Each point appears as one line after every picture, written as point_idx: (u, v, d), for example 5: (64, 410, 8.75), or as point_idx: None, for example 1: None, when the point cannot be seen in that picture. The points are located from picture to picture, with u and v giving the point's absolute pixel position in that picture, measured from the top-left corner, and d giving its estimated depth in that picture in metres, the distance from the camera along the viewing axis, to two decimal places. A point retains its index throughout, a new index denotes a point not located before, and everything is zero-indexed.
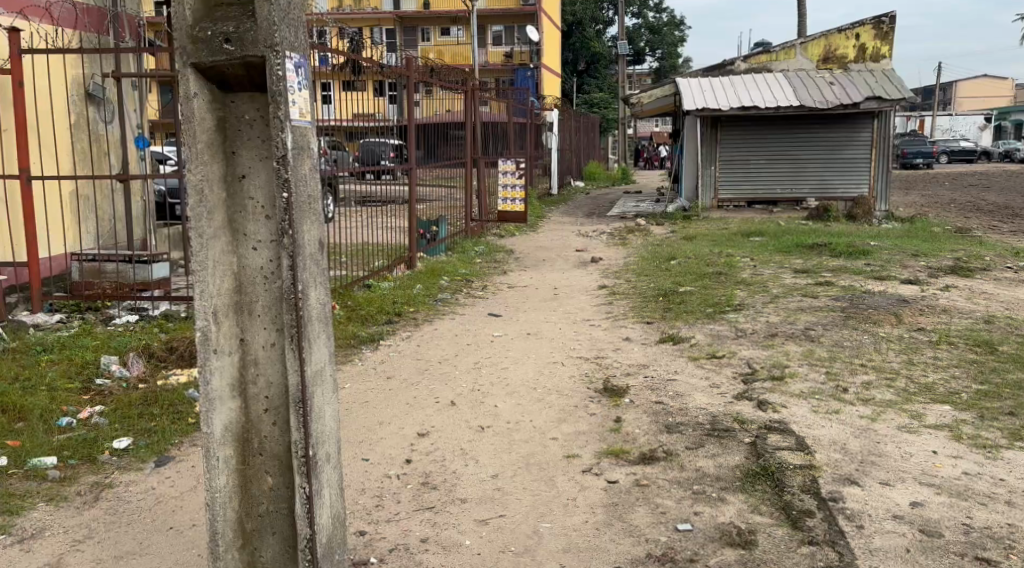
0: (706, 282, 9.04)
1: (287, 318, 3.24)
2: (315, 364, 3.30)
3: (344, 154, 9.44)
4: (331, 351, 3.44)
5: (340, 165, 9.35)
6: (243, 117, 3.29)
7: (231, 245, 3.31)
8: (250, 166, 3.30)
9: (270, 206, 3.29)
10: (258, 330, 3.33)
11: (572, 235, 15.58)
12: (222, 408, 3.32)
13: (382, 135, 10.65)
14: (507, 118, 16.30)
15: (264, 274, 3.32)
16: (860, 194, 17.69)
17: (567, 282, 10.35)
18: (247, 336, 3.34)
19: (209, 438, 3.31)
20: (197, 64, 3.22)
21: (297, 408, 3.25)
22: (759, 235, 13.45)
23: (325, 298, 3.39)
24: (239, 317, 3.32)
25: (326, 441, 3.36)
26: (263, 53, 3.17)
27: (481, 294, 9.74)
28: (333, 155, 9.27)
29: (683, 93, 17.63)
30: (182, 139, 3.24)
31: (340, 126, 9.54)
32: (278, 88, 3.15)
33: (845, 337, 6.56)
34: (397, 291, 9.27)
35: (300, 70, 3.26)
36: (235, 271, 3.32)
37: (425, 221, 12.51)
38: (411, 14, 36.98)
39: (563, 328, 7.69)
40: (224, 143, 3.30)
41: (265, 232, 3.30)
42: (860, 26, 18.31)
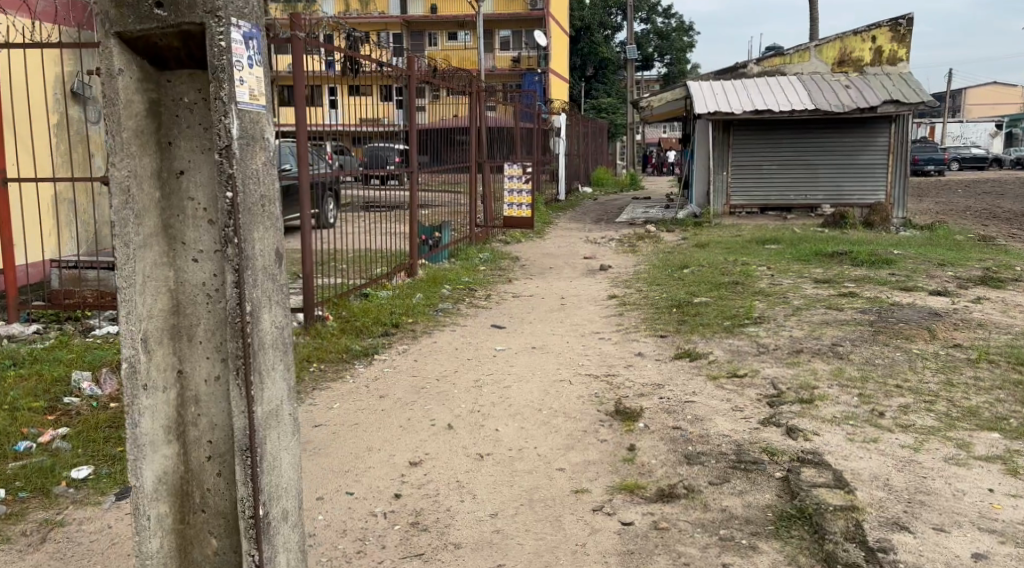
0: (722, 293, 8.55)
1: (231, 348, 2.99)
2: (267, 405, 3.07)
3: (348, 158, 9.16)
4: (288, 390, 3.20)
5: (344, 170, 9.13)
6: (181, 99, 3.06)
7: (168, 256, 3.09)
8: (188, 160, 3.07)
9: (213, 208, 3.06)
10: (200, 360, 3.11)
11: (580, 242, 15.09)
12: (156, 455, 3.11)
13: (388, 139, 10.32)
14: (513, 121, 15.84)
15: (207, 291, 3.09)
16: (877, 200, 17.16)
17: (576, 292, 9.86)
18: (187, 367, 3.12)
19: (140, 493, 3.09)
20: (122, 33, 2.98)
21: (244, 457, 3.01)
22: (775, 243, 12.94)
23: (280, 324, 3.14)
24: (177, 344, 3.11)
25: (282, 495, 3.13)
26: (202, 19, 2.93)
27: (485, 304, 9.26)
28: (337, 160, 9.06)
29: (695, 97, 17.16)
30: (108, 126, 3.00)
31: (346, 131, 9.14)
32: (221, 62, 2.91)
33: (877, 355, 6.06)
34: (398, 300, 8.78)
35: (251, 42, 3.03)
36: (173, 287, 3.11)
37: (428, 226, 12.04)
38: (418, 19, 36.58)
39: (571, 342, 7.20)
40: (158, 131, 3.07)
41: (207, 239, 3.08)
42: (876, 28, 17.79)
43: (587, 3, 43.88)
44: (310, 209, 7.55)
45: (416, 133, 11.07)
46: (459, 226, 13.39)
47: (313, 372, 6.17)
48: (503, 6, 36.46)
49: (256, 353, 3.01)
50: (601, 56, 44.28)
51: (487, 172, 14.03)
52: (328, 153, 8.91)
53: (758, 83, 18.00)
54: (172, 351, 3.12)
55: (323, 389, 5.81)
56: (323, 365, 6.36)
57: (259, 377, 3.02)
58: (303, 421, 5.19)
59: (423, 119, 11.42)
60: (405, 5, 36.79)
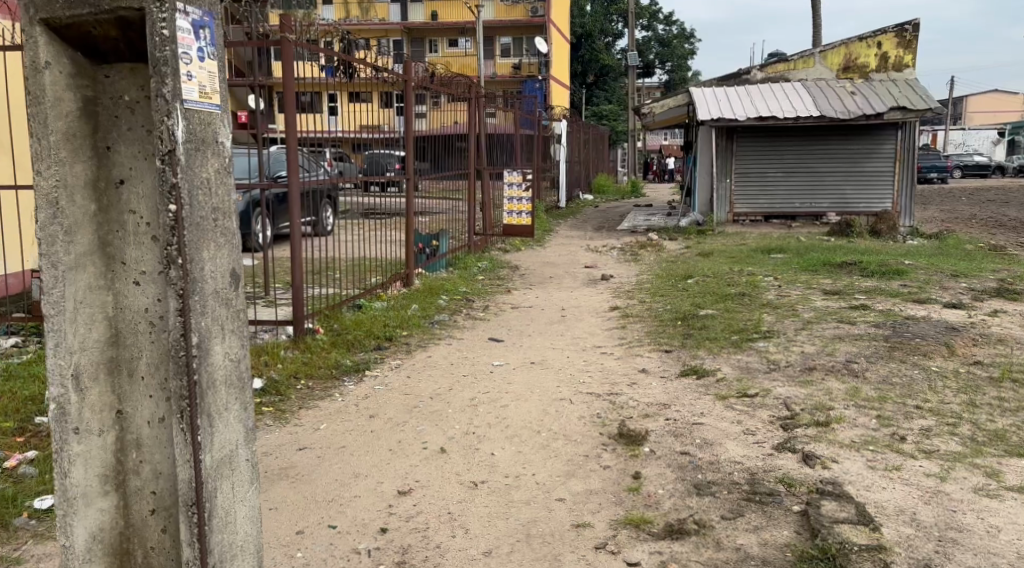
0: (729, 305, 8.25)
1: (175, 388, 2.89)
2: (216, 448, 2.99)
3: (348, 165, 9.10)
4: (243, 431, 3.10)
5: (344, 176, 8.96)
6: (120, 97, 3.02)
7: (107, 279, 3.07)
8: (129, 168, 3.04)
9: (155, 221, 3.03)
10: (141, 400, 3.10)
11: (581, 251, 14.79)
12: (89, 510, 3.09)
13: (388, 147, 10.11)
14: (513, 128, 15.57)
15: (149, 317, 3.07)
16: (883, 208, 16.87)
17: (577, 303, 9.56)
18: (128, 407, 3.11)
19: (70, 554, 3.08)
20: (48, 21, 2.92)
21: (189, 511, 2.91)
22: (781, 252, 12.65)
23: (233, 354, 3.04)
24: (117, 380, 3.10)
25: (233, 550, 3.04)
26: (143, 5, 2.81)
27: (482, 315, 8.96)
28: (337, 166, 8.92)
29: (698, 103, 16.90)
30: (34, 129, 2.96)
31: (346, 139, 8.95)
32: (163, 54, 2.79)
33: (894, 374, 5.76)
34: (393, 312, 8.47)
35: (202, 32, 2.93)
36: (113, 312, 3.08)
37: (425, 235, 11.74)
38: (419, 25, 36.34)
39: (571, 357, 6.89)
40: (95, 135, 3.02)
41: (148, 262, 3.05)
42: (882, 34, 17.51)
43: (588, 10, 43.64)
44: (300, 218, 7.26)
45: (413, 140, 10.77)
46: (458, 234, 13.08)
47: (300, 390, 5.88)
48: (504, 12, 36.01)
49: (202, 393, 2.91)
50: (603, 63, 44.02)
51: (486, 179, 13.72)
52: (328, 159, 8.71)
53: (762, 90, 17.72)
54: (111, 389, 3.11)
55: (310, 408, 5.52)
56: (311, 382, 6.08)
57: (206, 419, 2.93)
58: (286, 444, 4.88)
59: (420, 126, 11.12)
60: (406, 12, 36.50)
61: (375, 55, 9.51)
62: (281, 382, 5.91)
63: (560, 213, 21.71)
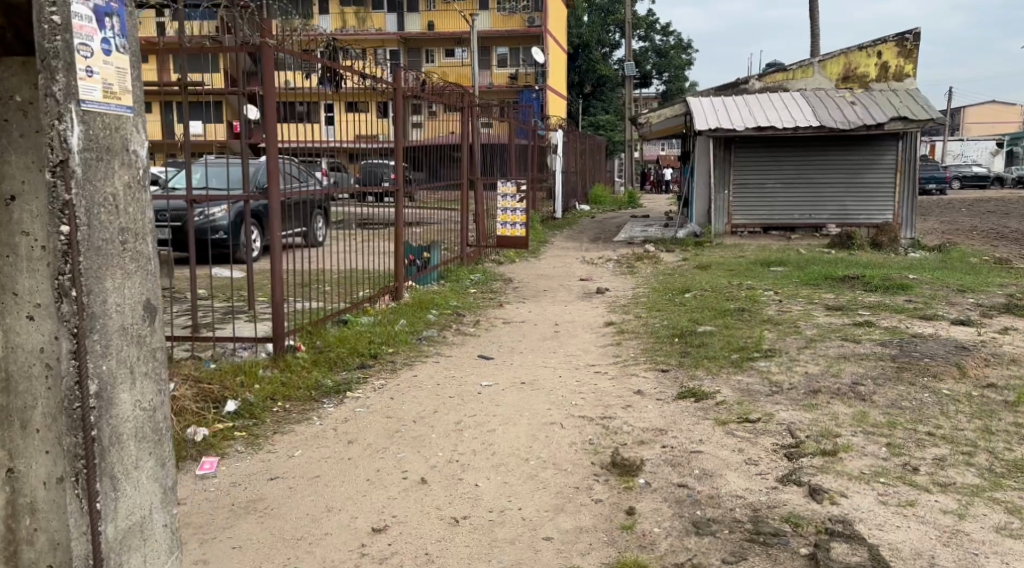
0: (728, 321, 7.96)
1: (70, 446, 2.85)
2: (122, 512, 2.97)
3: (344, 175, 8.88)
4: (148, 487, 3.08)
5: (338, 186, 8.83)
6: (12, 98, 3.02)
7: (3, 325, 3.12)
8: (21, 189, 3.07)
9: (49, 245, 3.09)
10: (34, 454, 3.15)
11: (576, 262, 14.49)
12: None
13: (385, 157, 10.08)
14: (508, 138, 15.29)
15: (44, 357, 3.12)
16: (884, 220, 16.59)
17: (571, 317, 9.25)
18: (20, 462, 3.16)
19: None
20: None
21: None
22: (781, 265, 12.37)
23: (137, 405, 3.02)
24: (10, 435, 3.14)
25: None
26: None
27: (473, 331, 8.66)
28: (332, 176, 8.77)
29: (695, 113, 16.64)
30: None
31: (343, 148, 8.86)
32: (54, 44, 2.70)
33: (903, 398, 5.48)
34: (379, 327, 8.16)
35: (109, 19, 2.87)
36: (7, 357, 3.12)
37: (416, 246, 11.42)
38: (415, 35, 36.06)
39: (563, 376, 6.59)
40: None
41: (43, 301, 3.12)
42: (882, 43, 17.26)
43: (585, 20, 43.45)
44: (281, 232, 6.97)
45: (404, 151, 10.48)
46: (450, 246, 12.77)
47: (276, 414, 5.58)
48: (502, 22, 35.82)
49: (101, 450, 2.89)
50: (599, 73, 43.80)
51: (479, 189, 13.41)
52: (323, 169, 8.63)
53: (760, 100, 17.46)
54: (6, 444, 3.15)
55: (285, 434, 5.21)
56: (288, 405, 5.78)
57: (106, 481, 2.90)
58: (256, 473, 4.58)
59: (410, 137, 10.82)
60: (403, 21, 36.26)
61: (364, 63, 9.23)
62: (256, 404, 5.62)
63: (556, 224, 21.41)
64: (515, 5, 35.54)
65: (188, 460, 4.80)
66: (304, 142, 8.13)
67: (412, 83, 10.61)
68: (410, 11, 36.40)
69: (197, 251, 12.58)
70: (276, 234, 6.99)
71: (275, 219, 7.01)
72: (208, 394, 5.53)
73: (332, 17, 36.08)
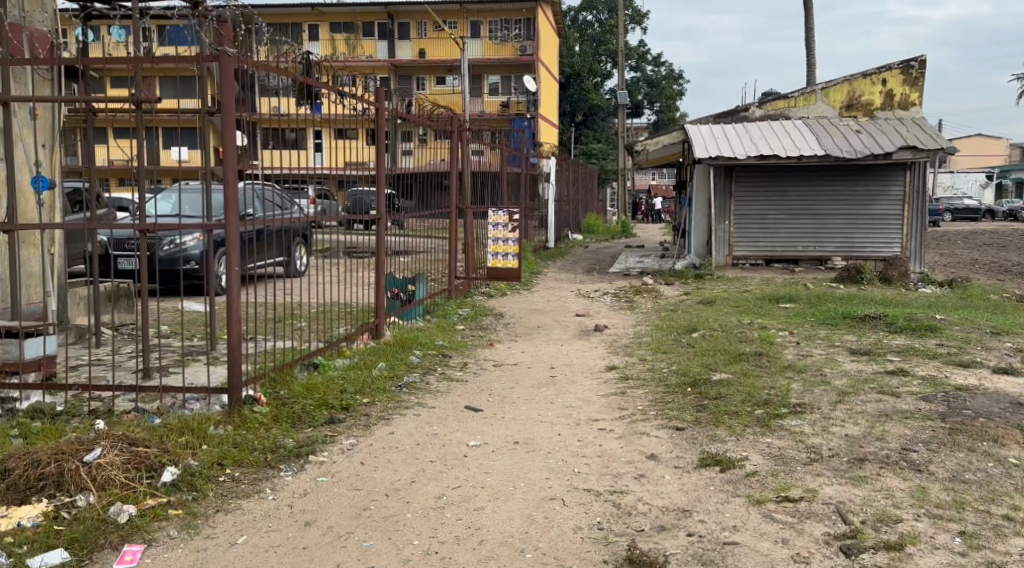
0: (745, 367, 7.13)
1: None
2: None
3: (332, 203, 8.20)
4: None
5: (326, 215, 8.14)
6: None
7: None
8: None
9: None
10: None
11: (570, 296, 13.68)
12: None
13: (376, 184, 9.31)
14: (500, 167, 14.52)
15: None
16: (892, 253, 15.82)
17: (570, 359, 8.39)
18: None
19: None
20: None
21: None
22: (791, 301, 11.56)
23: None
24: None
25: None
26: None
27: (459, 374, 7.80)
28: (319, 204, 7.98)
29: (694, 139, 15.94)
30: None
31: (332, 175, 8.21)
32: None
33: (968, 468, 4.66)
34: (354, 373, 7.24)
35: None
36: None
37: (399, 279, 10.54)
38: (406, 63, 35.46)
39: (563, 433, 5.74)
40: None
41: None
42: (886, 70, 16.57)
43: (576, 50, 42.79)
44: (238, 266, 6.10)
45: (387, 179, 9.63)
46: (437, 278, 11.84)
47: (222, 485, 4.79)
48: (493, 50, 35.23)
49: None
50: (591, 103, 43.09)
51: (469, 218, 12.50)
52: (310, 196, 7.76)
53: (762, 127, 16.74)
54: None
55: (230, 513, 4.45)
56: (237, 473, 4.97)
57: None
58: None
59: (393, 163, 9.90)
60: (394, 49, 35.72)
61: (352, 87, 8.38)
62: (201, 470, 4.83)
63: (548, 254, 20.57)
64: (507, 33, 35.12)
65: (107, 549, 4.16)
66: (288, 169, 7.48)
67: (396, 106, 9.73)
68: (401, 38, 35.88)
69: (167, 282, 11.76)
70: (233, 267, 6.11)
71: (235, 252, 6.14)
72: (141, 461, 4.73)
73: (323, 43, 35.38)
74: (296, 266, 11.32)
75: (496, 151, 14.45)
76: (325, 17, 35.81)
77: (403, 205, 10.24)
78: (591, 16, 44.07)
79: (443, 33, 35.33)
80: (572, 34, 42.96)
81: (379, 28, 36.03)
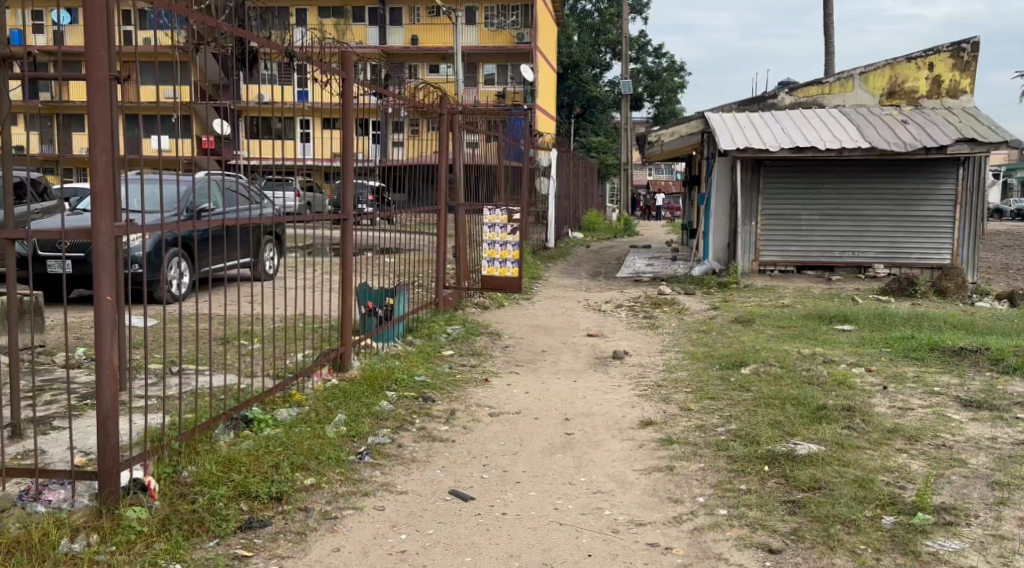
0: (837, 433, 5.23)
1: None
2: None
3: (321, 197, 6.72)
4: None
5: (314, 211, 6.69)
6: None
7: None
8: None
9: None
10: None
11: (579, 309, 11.71)
12: None
13: (360, 178, 7.65)
14: (498, 161, 12.58)
15: None
16: (941, 261, 13.91)
17: (590, 405, 6.41)
18: None
19: None
20: None
21: None
22: (848, 325, 9.64)
23: None
24: None
25: None
26: None
27: (444, 425, 5.80)
28: (304, 198, 6.57)
29: (719, 130, 13.98)
30: None
31: (322, 167, 6.77)
32: None
33: None
34: (298, 433, 5.14)
35: None
36: None
37: (373, 291, 8.55)
38: (398, 50, 33.40)
39: (602, 552, 3.86)
40: None
41: None
42: (934, 53, 14.62)
43: (575, 40, 40.77)
44: (111, 295, 4.04)
45: (372, 171, 7.86)
46: (421, 286, 9.85)
47: None
48: (489, 38, 33.21)
49: None
50: (590, 95, 40.96)
51: (461, 215, 10.54)
52: (297, 190, 6.38)
53: (793, 116, 14.80)
54: None
55: None
56: None
57: None
58: None
59: (383, 155, 8.10)
60: (385, 35, 33.71)
61: (319, 56, 6.55)
62: None
63: (548, 256, 18.49)
64: (503, 20, 33.21)
65: None
66: (274, 161, 6.01)
67: (384, 86, 7.85)
68: (393, 24, 33.88)
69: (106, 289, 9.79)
70: (103, 294, 4.03)
71: (105, 271, 4.07)
72: None
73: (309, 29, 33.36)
74: (260, 267, 9.31)
75: (493, 142, 12.51)
76: (314, 2, 33.85)
77: (396, 201, 8.49)
78: (591, 5, 42.03)
79: (437, 19, 33.28)
80: (571, 24, 40.98)
81: (370, 13, 34.04)
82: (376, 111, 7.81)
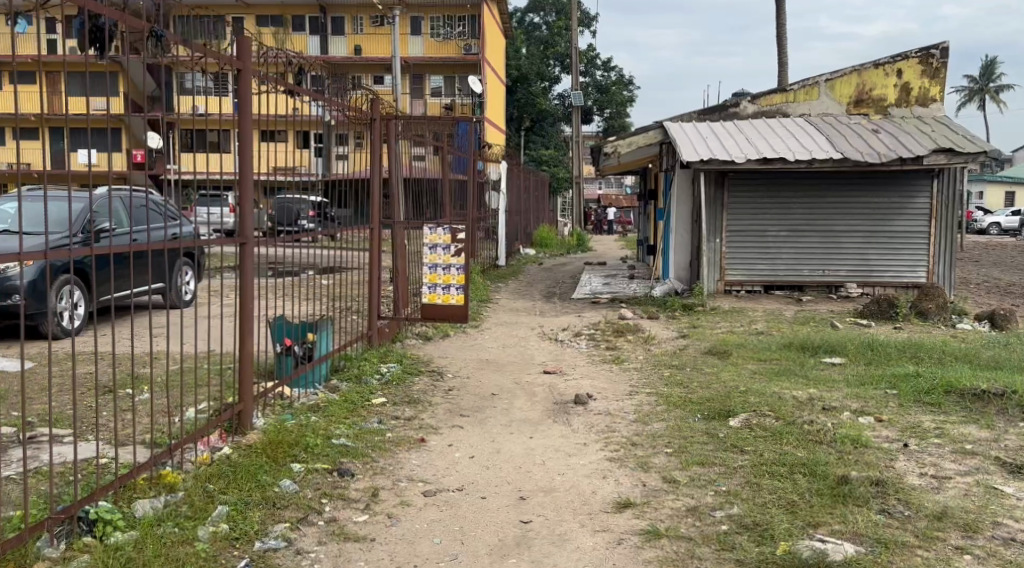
0: (873, 524, 4.05)
1: None
2: None
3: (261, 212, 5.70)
4: None
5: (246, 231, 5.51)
6: None
7: None
8: None
9: None
10: None
11: (532, 338, 10.42)
12: None
13: (301, 192, 6.34)
14: (442, 175, 11.35)
15: None
16: (917, 280, 12.90)
17: (550, 475, 5.10)
18: None
19: None
20: None
21: None
22: (837, 358, 8.50)
23: None
24: None
25: None
26: None
27: (360, 511, 4.48)
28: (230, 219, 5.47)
29: (680, 140, 12.83)
30: None
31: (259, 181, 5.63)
32: None
33: None
34: (159, 538, 3.90)
35: None
36: None
37: (288, 326, 7.16)
38: (340, 59, 31.96)
39: None
40: None
41: None
42: (902, 59, 13.52)
43: (523, 53, 39.79)
44: None
45: (319, 189, 6.64)
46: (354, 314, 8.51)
47: None
48: (434, 48, 31.94)
49: None
50: (539, 108, 39.92)
51: (398, 235, 9.20)
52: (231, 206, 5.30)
53: (758, 126, 13.71)
54: None
55: None
56: None
57: None
58: None
59: (326, 169, 6.71)
60: (326, 45, 32.21)
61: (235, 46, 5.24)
62: None
63: (498, 276, 17.15)
64: (449, 31, 31.96)
65: None
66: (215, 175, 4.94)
67: (327, 91, 6.58)
68: (335, 34, 32.42)
69: None
70: None
71: None
72: None
73: None
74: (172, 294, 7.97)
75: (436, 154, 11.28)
76: (251, 11, 32.26)
77: (340, 216, 7.18)
78: (539, 18, 41.04)
79: (380, 28, 31.96)
80: (518, 37, 40.00)
81: (311, 22, 32.55)
82: (321, 116, 6.52)
